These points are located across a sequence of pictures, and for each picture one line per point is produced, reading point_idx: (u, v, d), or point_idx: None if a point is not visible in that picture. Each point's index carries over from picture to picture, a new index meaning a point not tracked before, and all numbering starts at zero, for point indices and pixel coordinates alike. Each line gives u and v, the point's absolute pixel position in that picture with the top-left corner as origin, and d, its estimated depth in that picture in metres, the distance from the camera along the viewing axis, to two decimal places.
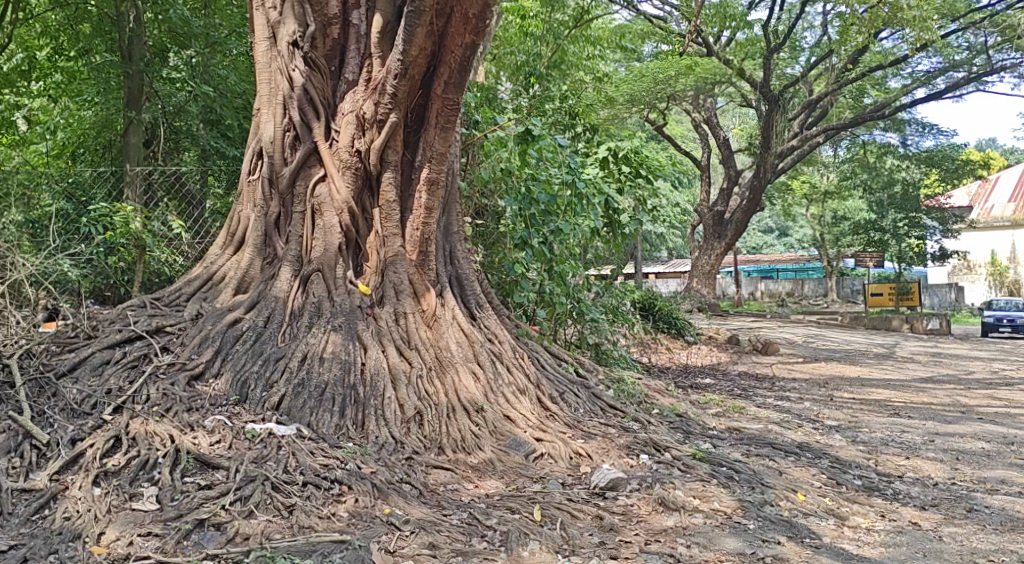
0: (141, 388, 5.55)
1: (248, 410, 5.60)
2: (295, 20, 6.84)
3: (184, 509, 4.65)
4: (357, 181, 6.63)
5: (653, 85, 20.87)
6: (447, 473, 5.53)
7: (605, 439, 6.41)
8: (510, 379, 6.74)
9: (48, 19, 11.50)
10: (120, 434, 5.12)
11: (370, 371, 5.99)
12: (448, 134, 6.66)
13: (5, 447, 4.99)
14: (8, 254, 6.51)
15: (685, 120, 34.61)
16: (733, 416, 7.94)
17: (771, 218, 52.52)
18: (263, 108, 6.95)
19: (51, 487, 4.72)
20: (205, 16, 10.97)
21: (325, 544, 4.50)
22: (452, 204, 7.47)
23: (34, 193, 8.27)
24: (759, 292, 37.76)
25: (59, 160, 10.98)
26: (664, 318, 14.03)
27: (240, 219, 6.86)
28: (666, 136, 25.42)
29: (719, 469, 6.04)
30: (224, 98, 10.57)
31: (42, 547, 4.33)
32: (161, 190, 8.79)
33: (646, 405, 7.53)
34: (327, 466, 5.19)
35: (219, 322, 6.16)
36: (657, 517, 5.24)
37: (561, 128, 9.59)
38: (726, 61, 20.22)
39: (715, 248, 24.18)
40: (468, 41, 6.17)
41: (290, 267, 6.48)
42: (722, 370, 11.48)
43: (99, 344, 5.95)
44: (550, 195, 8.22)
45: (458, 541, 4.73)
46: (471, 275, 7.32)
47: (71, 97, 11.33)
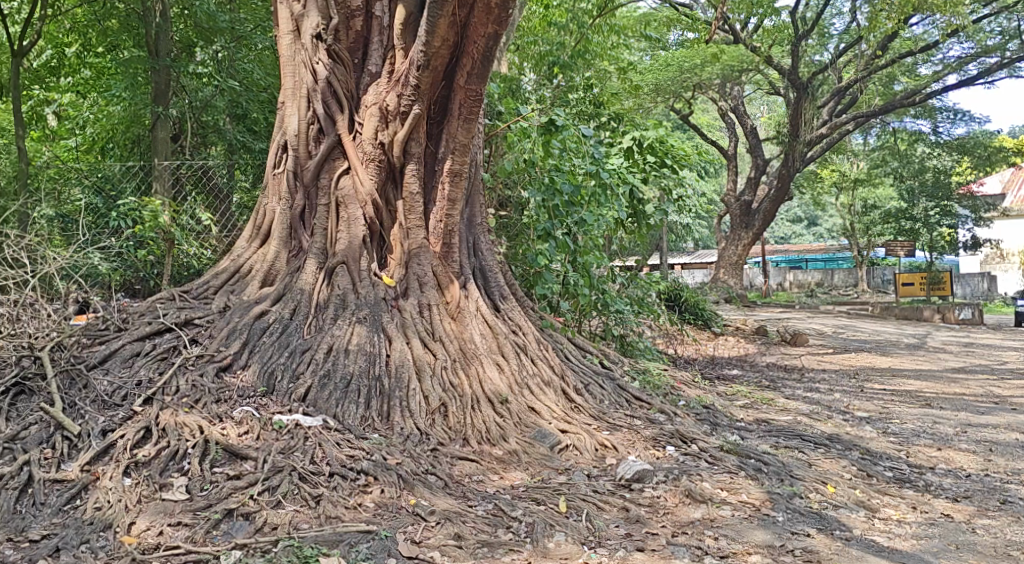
0: (170, 379, 5.61)
1: (275, 401, 5.63)
2: (318, 12, 6.86)
3: (214, 499, 4.71)
4: (380, 173, 6.64)
5: (678, 74, 20.97)
6: (472, 465, 5.53)
7: (631, 430, 6.39)
8: (535, 370, 6.73)
9: (75, 14, 11.46)
10: (150, 425, 5.18)
11: (395, 363, 6.01)
12: (471, 125, 6.64)
13: (38, 438, 5.06)
14: (40, 247, 6.58)
15: (712, 108, 34.31)
16: (761, 408, 7.86)
17: (799, 208, 52.00)
18: (287, 101, 6.97)
19: (83, 478, 4.78)
20: (232, 10, 10.98)
21: (352, 534, 4.53)
22: (476, 196, 7.44)
23: (64, 188, 8.41)
24: (787, 282, 37.39)
25: (89, 155, 11.27)
26: (690, 309, 13.97)
27: (267, 212, 6.90)
28: (692, 126, 25.20)
29: (747, 460, 5.98)
30: (250, 92, 10.78)
31: (74, 537, 4.39)
32: (189, 184, 8.82)
33: (673, 397, 7.46)
34: (353, 457, 5.21)
35: (246, 314, 6.20)
36: (684, 510, 5.20)
37: (585, 118, 9.32)
38: (753, 49, 19.96)
39: (742, 239, 23.93)
40: (491, 31, 6.15)
41: (315, 259, 6.50)
42: (749, 362, 11.36)
43: (129, 337, 6.00)
44: (573, 185, 8.18)
45: (483, 532, 4.75)
46: (494, 267, 7.32)
47: (100, 92, 11.52)
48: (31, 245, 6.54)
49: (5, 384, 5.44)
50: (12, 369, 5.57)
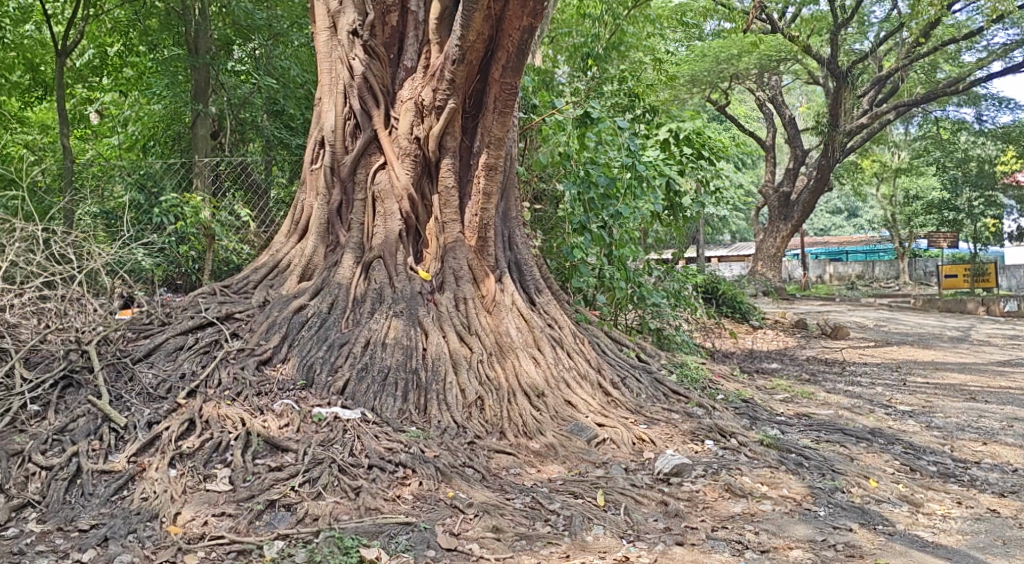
0: (213, 372, 5.70)
1: (314, 395, 5.70)
2: (355, 9, 6.91)
3: (256, 490, 4.79)
4: (416, 168, 6.68)
5: (715, 64, 20.73)
6: (509, 458, 5.55)
7: (669, 425, 6.37)
8: (571, 363, 6.73)
9: (117, 14, 11.58)
10: (193, 418, 5.27)
11: (432, 356, 6.04)
12: (506, 118, 6.64)
13: (86, 430, 5.15)
14: (85, 243, 6.71)
15: (750, 98, 33.86)
16: (801, 401, 7.76)
17: (839, 200, 51.23)
18: (324, 98, 7.04)
19: (130, 469, 4.87)
20: (269, 7, 11.08)
21: (392, 526, 4.58)
22: (511, 190, 7.45)
23: (108, 184, 8.56)
24: (827, 275, 36.79)
25: (131, 153, 11.49)
26: (728, 302, 13.80)
27: (305, 207, 6.97)
28: (728, 118, 24.91)
29: (788, 455, 5.93)
30: (287, 89, 10.80)
31: (122, 526, 4.47)
32: (229, 179, 8.89)
33: (711, 391, 7.41)
34: (392, 449, 5.25)
35: (285, 309, 6.27)
36: (724, 504, 5.17)
37: (620, 109, 9.33)
38: (791, 39, 19.67)
39: (780, 231, 23.57)
40: (526, 24, 6.13)
41: (352, 254, 6.55)
42: (789, 355, 11.21)
43: (173, 331, 6.12)
44: (609, 177, 8.18)
45: (522, 525, 4.76)
46: (530, 260, 7.32)
47: (141, 91, 11.72)
48: (77, 241, 6.66)
49: (54, 377, 5.55)
50: (60, 362, 5.68)
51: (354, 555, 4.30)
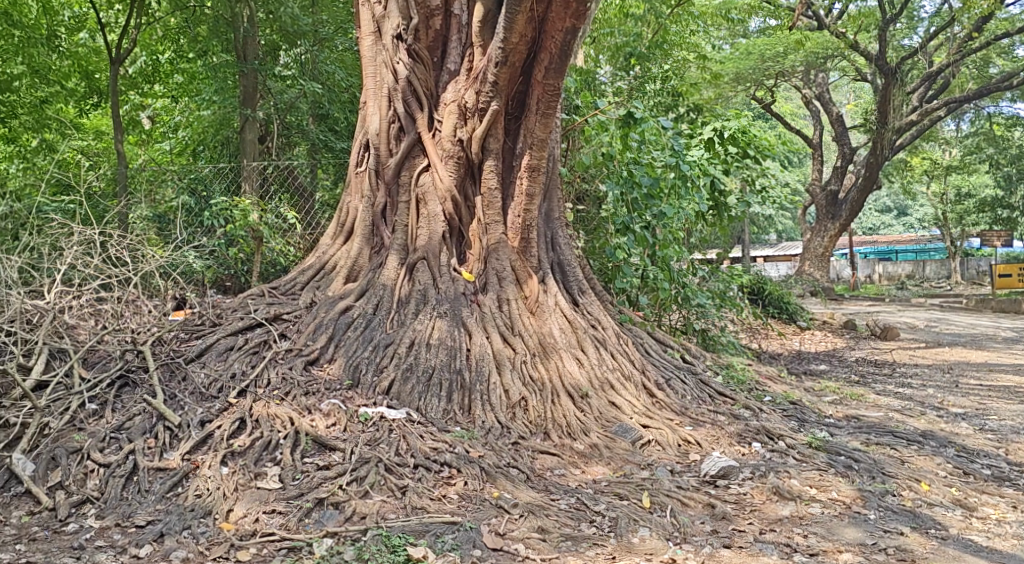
0: (262, 372, 5.82)
1: (360, 394, 5.78)
2: (399, 13, 6.97)
3: (305, 488, 4.87)
4: (459, 170, 6.73)
5: (761, 62, 20.51)
6: (553, 459, 5.56)
7: (715, 427, 6.31)
8: (615, 364, 6.72)
9: (168, 22, 11.81)
10: (244, 417, 5.38)
11: (475, 357, 6.08)
12: (549, 119, 6.64)
13: (142, 428, 5.28)
14: (140, 246, 6.87)
15: (796, 95, 33.33)
16: (850, 404, 7.65)
17: (889, 198, 50.28)
18: (370, 101, 7.13)
19: (184, 466, 4.98)
20: (314, 12, 11.26)
21: (438, 525, 4.62)
22: (554, 190, 7.47)
23: (159, 189, 8.77)
24: (876, 274, 36.08)
25: (182, 158, 11.76)
26: (774, 303, 13.68)
27: (350, 209, 7.07)
28: (775, 115, 24.58)
29: (837, 458, 5.86)
30: (332, 93, 11.03)
31: (177, 523, 4.58)
32: (275, 183, 9.05)
33: (758, 392, 7.33)
34: (437, 449, 5.31)
35: (331, 309, 6.37)
36: (772, 507, 5.12)
37: (664, 108, 9.41)
38: (838, 35, 19.40)
39: (828, 230, 23.19)
40: (569, 25, 6.08)
41: (396, 255, 6.63)
42: (837, 357, 11.02)
43: (224, 331, 6.24)
44: (652, 178, 8.13)
45: (567, 526, 4.77)
46: (573, 261, 7.32)
47: (191, 97, 11.95)
48: (132, 245, 6.83)
49: (111, 377, 5.70)
50: (116, 362, 5.84)
51: (401, 553, 4.35)
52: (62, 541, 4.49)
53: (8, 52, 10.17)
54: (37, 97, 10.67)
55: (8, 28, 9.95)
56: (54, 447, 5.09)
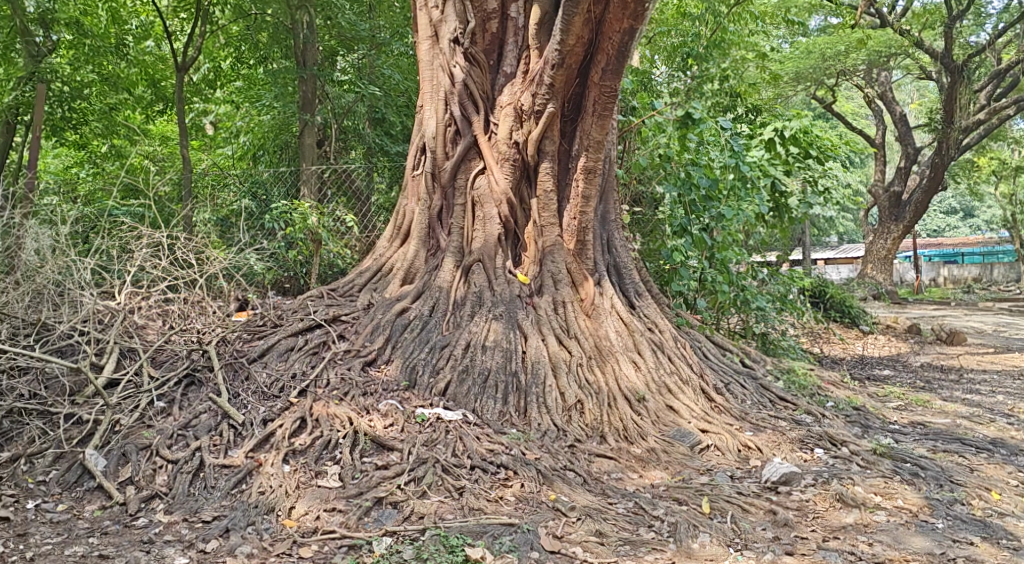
0: (322, 373, 5.91)
1: (417, 396, 5.84)
2: (456, 17, 7.02)
3: (364, 487, 4.94)
4: (515, 172, 6.74)
5: (822, 61, 20.13)
6: (610, 462, 5.53)
7: (776, 432, 6.22)
8: (672, 368, 6.66)
9: (231, 29, 12.01)
10: (304, 416, 5.46)
11: (531, 359, 6.09)
12: (606, 121, 6.60)
13: (207, 426, 5.41)
14: (205, 249, 7.02)
15: (857, 93, 32.58)
16: (916, 410, 7.46)
17: (954, 199, 48.90)
18: (426, 105, 7.18)
19: (247, 464, 5.08)
20: (371, 18, 11.40)
21: (495, 526, 4.64)
22: (610, 192, 7.44)
23: (221, 193, 8.96)
24: (941, 277, 35.10)
25: (243, 162, 11.98)
26: (836, 307, 13.42)
27: (406, 213, 7.13)
28: (835, 115, 24.06)
29: (902, 465, 5.72)
30: (388, 97, 11.14)
31: (241, 518, 4.68)
32: (333, 187, 9.20)
33: (820, 397, 7.18)
34: (493, 451, 5.34)
35: (388, 311, 6.44)
36: (835, 514, 5.02)
37: (721, 109, 9.47)
38: (902, 33, 18.91)
39: (891, 232, 22.61)
40: (627, 26, 6.04)
41: (452, 257, 6.67)
42: (902, 362, 10.76)
43: (285, 332, 6.35)
44: (711, 178, 8.10)
45: (625, 530, 4.74)
46: (629, 263, 7.29)
47: (252, 103, 12.16)
48: (198, 247, 6.99)
49: (178, 376, 5.84)
50: (183, 362, 5.98)
51: (460, 554, 4.37)
52: (133, 535, 4.60)
53: (80, 61, 10.44)
54: (108, 104, 10.82)
55: (81, 37, 10.32)
56: (124, 443, 5.23)
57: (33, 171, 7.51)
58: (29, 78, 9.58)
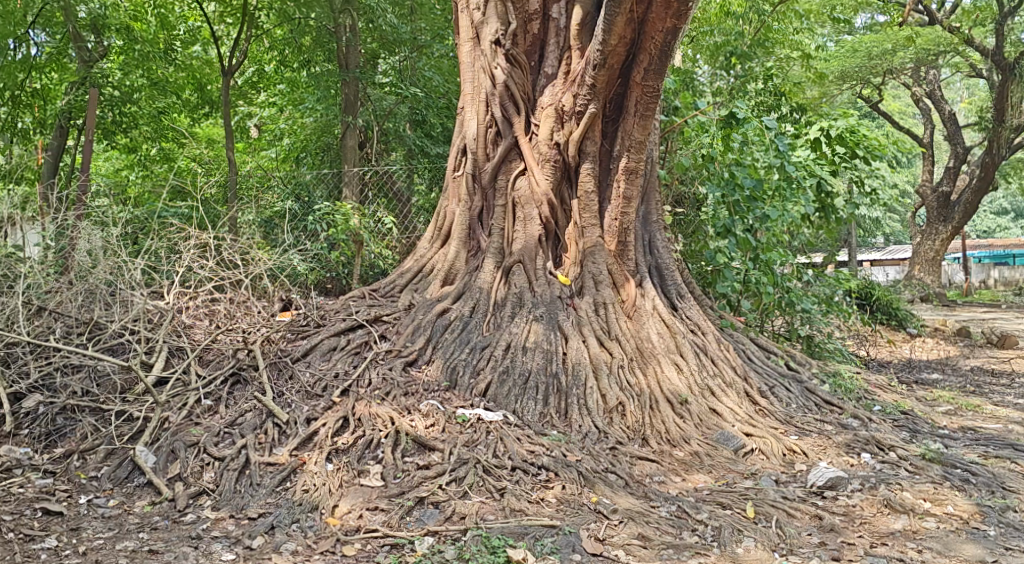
0: (364, 372, 5.96)
1: (458, 396, 5.87)
2: (498, 18, 7.00)
3: (406, 487, 4.97)
4: (556, 173, 6.73)
5: (868, 60, 19.78)
6: (652, 465, 5.50)
7: (822, 436, 6.13)
8: (715, 370, 6.60)
9: (275, 33, 12.14)
10: (347, 415, 5.52)
11: (572, 360, 6.07)
12: (648, 122, 6.59)
13: (253, 424, 5.48)
14: (250, 250, 7.12)
15: (905, 92, 31.93)
16: (966, 415, 7.29)
17: (1005, 199, 47.74)
18: (466, 107, 7.18)
19: (291, 462, 5.14)
20: (413, 20, 11.47)
21: (537, 528, 4.64)
22: (652, 193, 7.41)
23: (266, 195, 9.07)
24: (991, 279, 34.28)
25: (287, 164, 12.12)
26: (883, 309, 13.17)
27: (447, 214, 7.14)
28: (882, 114, 23.63)
29: (953, 471, 5.60)
30: (429, 99, 11.21)
31: (286, 516, 4.74)
32: (374, 189, 9.28)
33: (867, 402, 7.06)
34: (534, 452, 5.35)
35: (429, 312, 6.47)
36: (883, 520, 4.93)
37: (765, 108, 9.26)
38: (951, 30, 18.49)
39: (939, 232, 22.15)
40: (670, 25, 6.04)
41: (493, 258, 6.68)
42: (952, 365, 10.52)
43: (327, 332, 6.41)
44: (756, 179, 7.96)
45: (668, 534, 4.70)
46: (671, 264, 7.25)
47: (295, 105, 12.28)
48: (243, 248, 7.08)
49: (224, 374, 5.93)
50: (229, 361, 6.07)
51: (502, 554, 4.38)
52: (182, 530, 4.67)
53: (130, 67, 10.53)
54: (155, 108, 10.90)
55: (130, 43, 10.43)
56: (173, 440, 5.33)
57: (85, 174, 7.68)
58: (81, 83, 9.82)
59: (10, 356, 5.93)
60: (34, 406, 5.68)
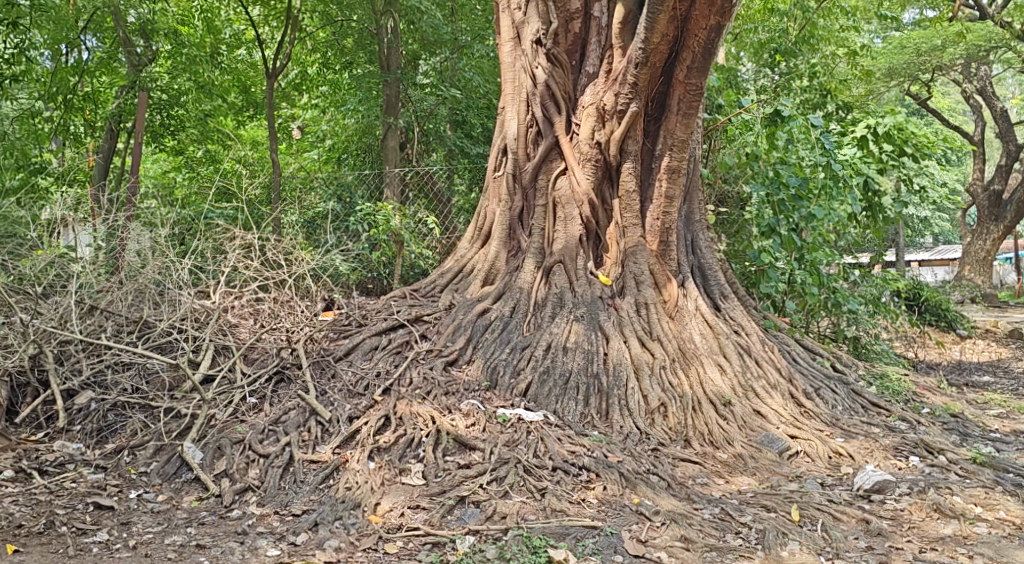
0: (405, 372, 5.99)
1: (498, 396, 5.89)
2: (539, 18, 6.98)
3: (447, 486, 4.99)
4: (597, 173, 6.70)
5: (916, 56, 19.38)
6: (695, 467, 5.45)
7: (869, 439, 6.02)
8: (760, 372, 6.52)
9: (318, 35, 12.27)
10: (388, 414, 5.55)
11: (613, 361, 6.05)
12: (691, 120, 6.53)
13: (296, 422, 5.54)
14: (293, 250, 7.20)
15: (955, 88, 31.17)
16: (1020, 418, 7.10)
17: None
18: (507, 107, 7.15)
19: (334, 460, 5.18)
20: (454, 21, 11.51)
21: (578, 528, 4.62)
22: (695, 192, 7.35)
23: (309, 196, 9.17)
24: None
25: (329, 165, 12.25)
26: (932, 310, 12.89)
27: (487, 214, 7.13)
28: (931, 111, 23.11)
29: (1005, 475, 5.46)
30: (469, 100, 11.25)
31: (329, 513, 4.78)
32: (415, 189, 9.33)
33: (915, 404, 6.91)
34: (575, 453, 5.33)
35: (470, 311, 6.48)
36: (933, 525, 4.83)
37: (812, 106, 9.25)
38: (1004, 25, 18.03)
39: (991, 232, 21.63)
40: (714, 23, 6.02)
41: (533, 258, 6.67)
42: (1004, 368, 10.26)
43: (368, 331, 6.46)
44: (801, 177, 7.77)
45: (711, 536, 4.65)
46: (714, 264, 7.18)
47: (337, 107, 12.39)
48: (287, 248, 7.17)
49: (268, 372, 6.01)
50: (273, 359, 6.15)
51: (543, 554, 4.37)
52: (228, 526, 4.74)
53: (178, 70, 10.74)
54: (202, 111, 11.25)
55: (178, 47, 10.51)
56: (220, 437, 5.41)
57: (135, 176, 7.83)
58: (131, 86, 10.03)
59: (63, 353, 6.08)
60: (87, 402, 5.84)
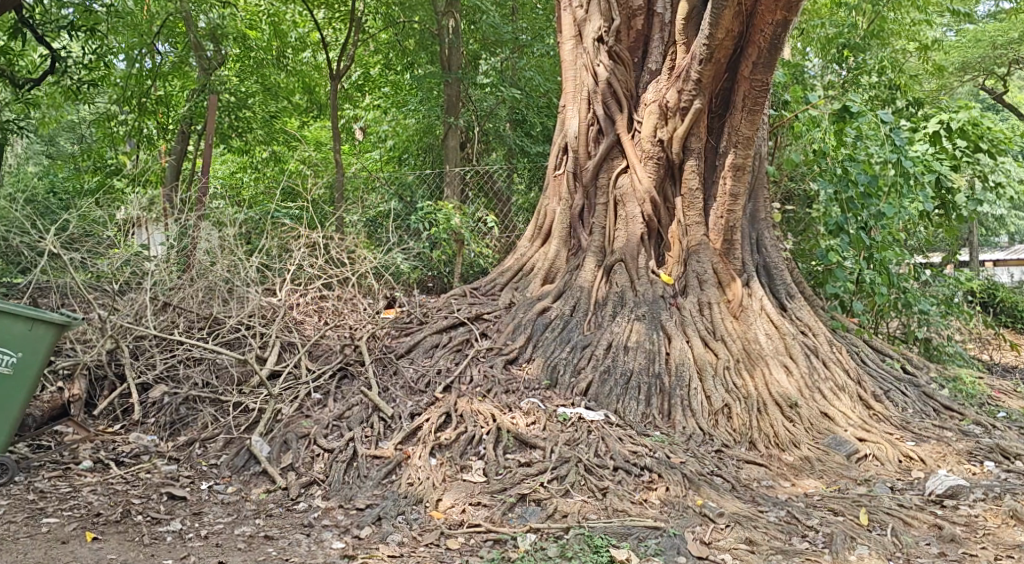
0: (465, 369, 6.04)
1: (559, 395, 5.88)
2: (601, 15, 6.94)
3: (508, 483, 5.00)
4: (659, 171, 6.65)
5: (991, 49, 18.71)
6: (760, 469, 5.36)
7: (941, 442, 5.84)
8: (827, 373, 6.37)
9: (379, 36, 12.39)
10: (449, 411, 5.59)
11: (675, 361, 5.99)
12: (756, 116, 6.42)
13: (359, 417, 5.62)
14: (355, 248, 7.30)
15: None
16: None
17: None
18: (569, 104, 7.13)
19: (397, 456, 5.23)
20: (513, 19, 11.53)
21: (641, 528, 4.58)
22: (760, 189, 7.24)
23: (371, 195, 9.27)
24: None
25: (390, 165, 12.38)
26: (1008, 311, 12.44)
27: (548, 212, 7.12)
28: (1007, 105, 22.26)
29: None
30: (529, 98, 11.27)
31: (392, 508, 4.84)
32: (475, 188, 9.36)
33: (990, 408, 6.69)
34: (637, 453, 5.29)
35: (530, 310, 6.49)
36: (1009, 532, 4.67)
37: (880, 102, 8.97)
38: None
39: None
40: (780, 17, 5.90)
41: (594, 257, 6.64)
42: None
43: (430, 329, 6.52)
44: (871, 175, 7.58)
45: (777, 539, 4.57)
46: (780, 263, 7.05)
47: (397, 107, 12.46)
48: (350, 247, 7.29)
49: (332, 369, 6.10)
50: (337, 356, 6.25)
51: (605, 554, 4.35)
52: (294, 518, 4.83)
53: (247, 73, 11.25)
54: (269, 112, 11.30)
55: (247, 50, 11.17)
56: (286, 431, 5.52)
57: (204, 176, 8.01)
58: (202, 88, 10.31)
59: (138, 349, 6.29)
60: (160, 396, 6.02)
